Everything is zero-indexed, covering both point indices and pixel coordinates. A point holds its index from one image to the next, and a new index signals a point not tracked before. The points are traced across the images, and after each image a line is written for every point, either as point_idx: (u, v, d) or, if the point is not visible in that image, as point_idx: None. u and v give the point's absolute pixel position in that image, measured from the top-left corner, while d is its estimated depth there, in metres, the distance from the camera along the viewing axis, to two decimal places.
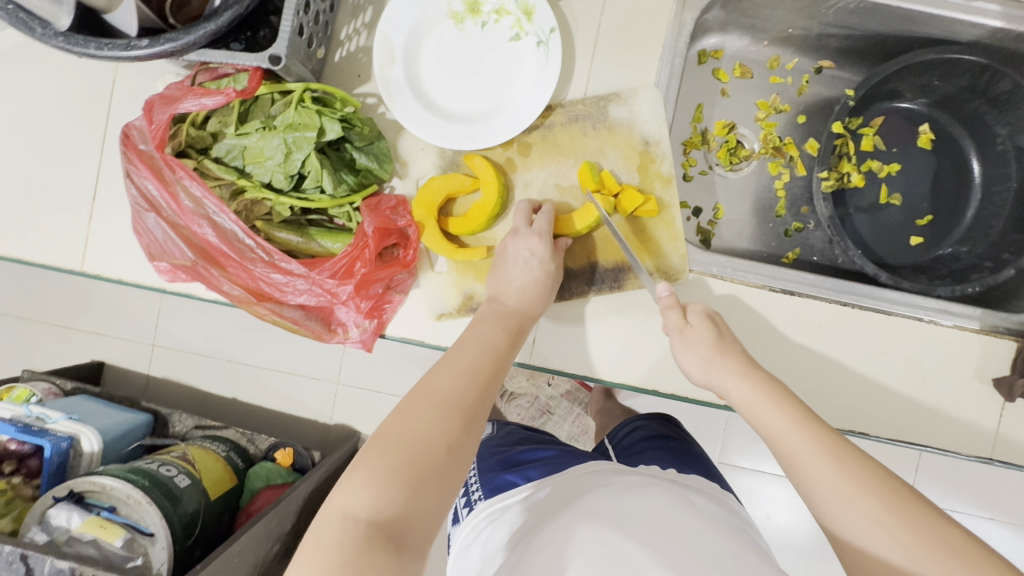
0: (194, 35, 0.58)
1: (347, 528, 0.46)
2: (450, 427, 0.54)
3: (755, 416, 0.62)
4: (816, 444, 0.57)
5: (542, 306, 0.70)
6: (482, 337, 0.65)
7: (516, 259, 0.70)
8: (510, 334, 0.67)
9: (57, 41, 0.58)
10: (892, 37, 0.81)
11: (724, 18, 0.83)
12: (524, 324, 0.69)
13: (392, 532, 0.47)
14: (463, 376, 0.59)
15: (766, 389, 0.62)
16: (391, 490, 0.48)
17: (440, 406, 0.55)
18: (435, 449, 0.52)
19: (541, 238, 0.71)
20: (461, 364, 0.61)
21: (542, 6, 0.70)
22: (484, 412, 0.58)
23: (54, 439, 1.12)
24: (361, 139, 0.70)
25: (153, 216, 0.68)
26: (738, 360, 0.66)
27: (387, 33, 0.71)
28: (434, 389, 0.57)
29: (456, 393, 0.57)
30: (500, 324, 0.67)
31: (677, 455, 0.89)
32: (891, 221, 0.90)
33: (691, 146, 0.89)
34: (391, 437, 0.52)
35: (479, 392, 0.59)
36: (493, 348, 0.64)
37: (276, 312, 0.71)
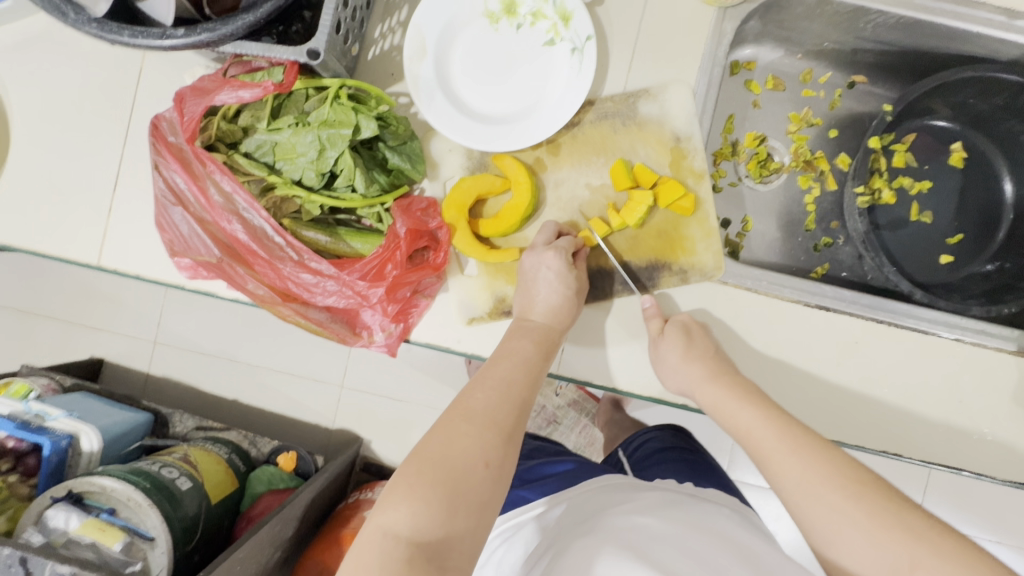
0: (232, 26, 0.57)
1: (387, 548, 0.45)
2: (488, 442, 0.51)
3: (744, 437, 0.62)
4: (789, 449, 0.57)
5: (575, 305, 0.68)
6: (513, 351, 0.63)
7: (548, 272, 0.67)
8: (542, 346, 0.65)
9: (90, 27, 0.56)
10: (928, 55, 0.81)
11: (760, 29, 0.82)
12: (554, 339, 0.66)
13: (434, 553, 0.45)
14: (496, 390, 0.57)
15: (730, 386, 0.65)
16: (429, 508, 0.47)
17: (475, 421, 0.53)
18: (472, 463, 0.49)
19: (556, 253, 0.68)
20: (495, 378, 0.59)
21: (580, 12, 0.69)
22: (521, 426, 0.55)
23: (55, 438, 1.10)
24: (395, 138, 0.68)
25: (180, 210, 0.66)
26: (715, 370, 0.67)
27: (422, 30, 0.70)
28: (467, 404, 0.55)
29: (491, 407, 0.55)
30: (532, 340, 0.65)
31: (693, 468, 0.87)
32: (920, 239, 0.89)
33: (722, 156, 0.88)
34: (428, 455, 0.50)
35: (513, 406, 0.56)
36: (525, 361, 0.62)
37: (301, 313, 0.69)
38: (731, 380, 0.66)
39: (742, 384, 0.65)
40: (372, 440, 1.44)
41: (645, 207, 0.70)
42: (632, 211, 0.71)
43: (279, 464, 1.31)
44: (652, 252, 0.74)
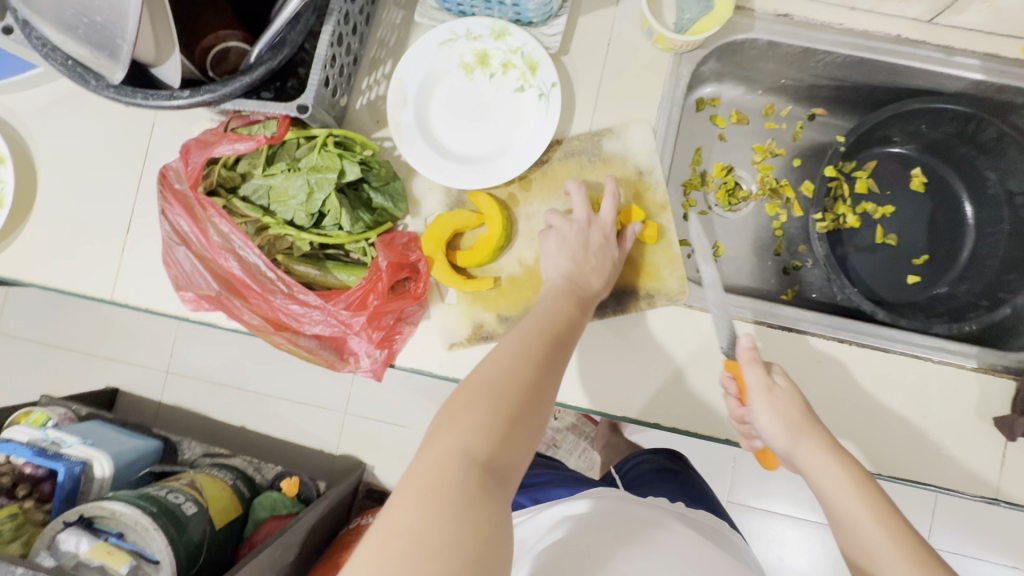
0: (230, 87, 0.64)
1: (462, 465, 0.44)
2: (542, 388, 0.54)
3: (848, 527, 0.58)
4: (905, 558, 0.54)
5: (609, 283, 0.73)
6: (553, 306, 0.66)
7: (573, 241, 0.72)
8: (580, 308, 0.68)
9: (109, 92, 0.62)
10: (879, 89, 0.86)
11: (719, 69, 0.88)
12: (589, 300, 0.70)
13: (499, 473, 0.46)
14: (538, 335, 0.60)
15: (852, 469, 0.62)
16: (494, 430, 0.47)
17: (533, 366, 0.55)
18: (526, 394, 0.52)
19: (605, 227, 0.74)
20: (541, 331, 0.61)
21: (545, 62, 0.76)
22: (563, 378, 0.58)
23: (68, 464, 1.16)
24: (378, 180, 0.74)
25: (183, 249, 0.73)
26: (831, 450, 0.64)
27: (401, 81, 0.77)
28: (525, 348, 0.57)
29: (543, 356, 0.57)
30: (569, 297, 0.68)
31: (683, 488, 0.89)
32: (888, 260, 0.93)
33: (691, 187, 0.93)
34: (493, 386, 0.51)
35: (560, 360, 0.59)
36: (567, 314, 0.65)
37: (292, 341, 0.75)
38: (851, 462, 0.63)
39: (865, 474, 0.62)
40: (375, 465, 1.48)
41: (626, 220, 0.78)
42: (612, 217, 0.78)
43: (282, 490, 1.36)
44: (621, 277, 0.78)
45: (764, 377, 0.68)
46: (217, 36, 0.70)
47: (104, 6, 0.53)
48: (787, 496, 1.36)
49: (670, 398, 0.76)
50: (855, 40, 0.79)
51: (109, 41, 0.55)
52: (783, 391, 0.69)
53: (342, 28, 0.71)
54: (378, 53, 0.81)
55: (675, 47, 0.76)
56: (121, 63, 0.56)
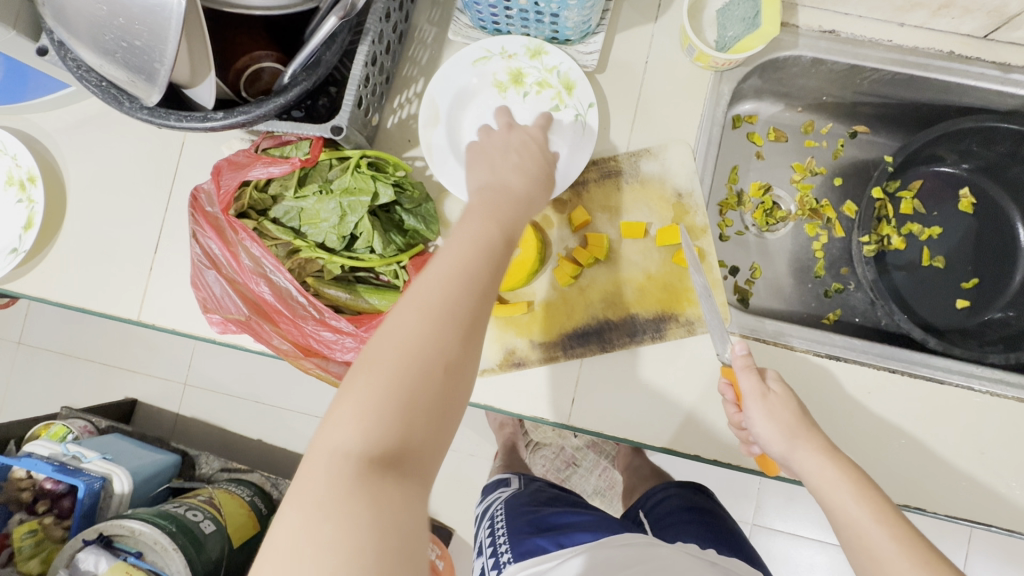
0: (264, 108, 0.62)
1: (340, 466, 0.38)
2: (449, 341, 0.43)
3: (849, 529, 0.55)
4: (915, 562, 0.51)
5: (543, 190, 0.61)
6: (466, 232, 0.50)
7: (507, 146, 0.65)
8: (505, 228, 0.53)
9: (142, 114, 0.61)
10: (927, 106, 0.83)
11: (759, 86, 0.85)
12: (524, 210, 0.57)
13: (394, 461, 0.39)
14: (455, 277, 0.46)
15: (849, 470, 0.59)
16: (382, 417, 0.40)
17: (428, 313, 0.44)
18: (431, 363, 0.42)
19: (531, 137, 0.67)
20: (449, 263, 0.47)
21: (582, 82, 0.74)
22: (487, 316, 0.47)
23: (88, 479, 1.14)
24: (411, 203, 0.73)
25: (213, 273, 0.72)
26: (827, 454, 0.60)
27: (434, 99, 0.75)
28: (426, 301, 0.45)
29: (448, 298, 0.45)
30: (485, 217, 0.53)
31: (714, 533, 0.82)
32: (934, 284, 0.89)
33: (727, 207, 0.90)
34: (374, 360, 0.42)
35: (475, 288, 0.46)
36: (488, 245, 0.50)
37: (321, 366, 0.73)
38: (848, 466, 0.59)
39: (862, 476, 0.59)
40: None
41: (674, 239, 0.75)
42: (630, 228, 0.75)
43: None
44: (657, 302, 0.76)
45: (761, 384, 0.63)
46: (251, 57, 0.68)
47: (143, 29, 0.51)
48: (817, 520, 1.31)
49: (711, 429, 0.73)
50: (904, 57, 0.76)
51: (147, 64, 0.53)
52: (778, 392, 0.64)
53: (377, 47, 0.69)
54: (410, 71, 0.80)
55: (716, 65, 0.74)
56: (158, 86, 0.55)
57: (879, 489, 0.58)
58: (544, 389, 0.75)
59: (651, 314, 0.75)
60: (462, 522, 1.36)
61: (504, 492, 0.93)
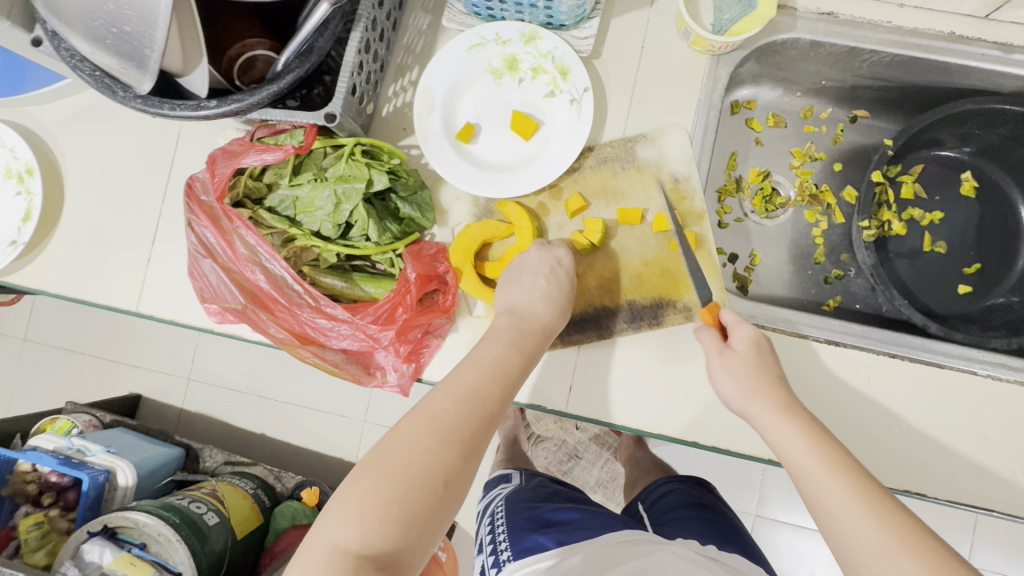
0: (258, 96, 0.62)
1: (336, 563, 0.46)
2: (451, 460, 0.53)
3: (804, 483, 0.57)
4: (866, 508, 0.53)
5: (563, 317, 0.71)
6: (485, 355, 0.65)
7: (538, 267, 0.71)
8: (519, 348, 0.66)
9: (136, 103, 0.61)
10: (927, 89, 0.82)
11: (757, 71, 0.84)
12: (539, 344, 0.68)
13: (384, 562, 0.47)
14: (466, 404, 0.58)
15: (802, 424, 0.61)
16: (382, 526, 0.48)
17: (437, 423, 0.55)
18: (433, 478, 0.52)
19: (568, 250, 0.74)
20: (465, 389, 0.60)
21: (577, 66, 0.73)
22: (484, 439, 0.57)
23: (92, 472, 1.16)
24: (406, 189, 0.72)
25: (209, 262, 0.72)
26: (783, 410, 0.62)
27: (428, 86, 0.75)
28: (436, 419, 0.56)
29: (457, 418, 0.57)
30: (509, 340, 0.66)
31: (715, 529, 0.81)
32: (936, 269, 0.88)
33: (726, 193, 0.89)
34: (385, 465, 0.52)
35: (479, 419, 0.58)
36: (503, 373, 0.63)
37: (318, 355, 0.73)
38: (801, 418, 0.62)
39: (814, 427, 0.61)
40: None
41: (673, 224, 0.74)
42: (628, 215, 0.75)
43: (302, 500, 1.31)
44: (655, 289, 0.75)
45: (719, 342, 0.69)
46: (244, 45, 0.68)
47: (132, 15, 0.51)
48: None
49: (710, 417, 0.73)
50: (904, 38, 0.75)
51: (137, 50, 0.53)
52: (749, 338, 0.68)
53: (370, 33, 0.68)
54: (405, 58, 0.79)
55: (712, 48, 0.73)
56: (149, 72, 0.55)
57: (829, 436, 0.60)
58: (540, 377, 0.75)
59: (649, 301, 0.75)
60: (464, 514, 1.37)
61: (505, 488, 0.93)
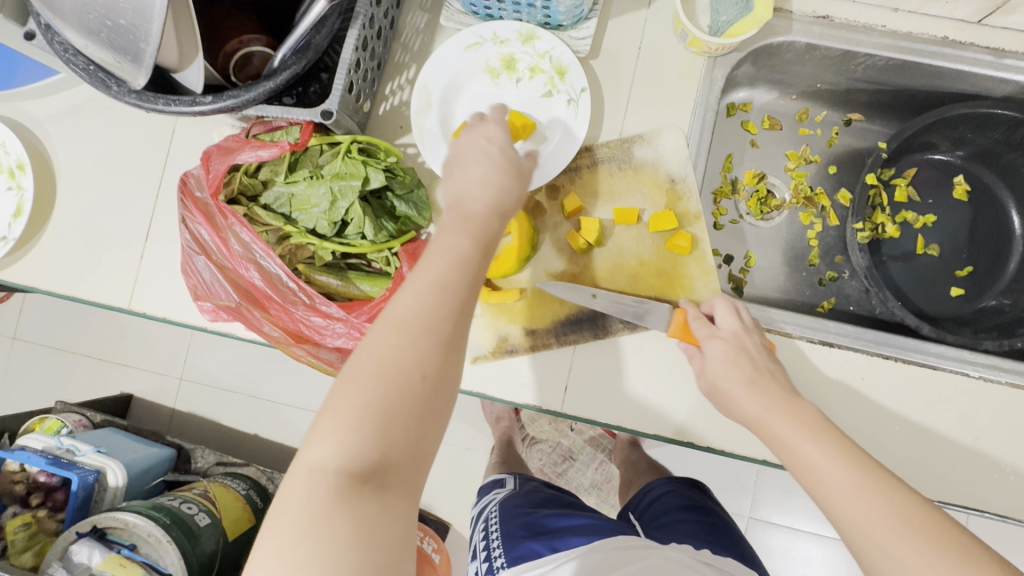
0: (254, 92, 0.61)
1: (318, 483, 0.42)
2: (423, 352, 0.46)
3: (805, 474, 0.55)
4: (860, 485, 0.51)
5: (514, 193, 0.59)
6: (445, 244, 0.52)
7: (473, 151, 0.60)
8: (479, 236, 0.54)
9: (130, 98, 0.60)
10: (921, 93, 0.82)
11: (753, 73, 0.84)
12: (490, 224, 0.55)
13: (372, 475, 0.42)
14: (431, 294, 0.48)
15: (786, 407, 0.59)
16: (360, 435, 0.43)
17: (401, 323, 0.47)
18: (409, 375, 0.45)
19: (496, 124, 0.63)
20: (426, 278, 0.49)
21: (574, 66, 0.73)
22: (464, 325, 0.49)
23: (82, 472, 1.15)
24: (403, 188, 0.72)
25: (203, 259, 0.72)
26: (768, 399, 0.60)
27: (425, 84, 0.75)
28: (397, 319, 0.47)
29: (423, 312, 0.47)
30: (458, 228, 0.53)
31: (706, 532, 0.81)
32: (929, 272, 0.89)
33: (721, 195, 0.90)
34: (354, 373, 0.45)
35: (450, 309, 0.48)
36: (460, 259, 0.51)
37: (312, 353, 0.73)
38: (786, 401, 0.60)
39: (795, 404, 0.60)
40: None
41: (669, 225, 0.74)
42: (624, 214, 0.75)
43: None
44: (651, 289, 0.75)
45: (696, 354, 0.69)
46: (241, 41, 0.68)
47: (128, 8, 0.51)
48: (813, 512, 1.31)
49: (705, 418, 0.73)
50: (898, 42, 0.75)
51: (132, 44, 0.53)
52: (727, 333, 0.67)
53: (367, 31, 0.68)
54: (402, 57, 0.79)
55: (709, 50, 0.73)
56: (144, 67, 0.54)
57: (811, 411, 0.59)
58: (535, 376, 0.75)
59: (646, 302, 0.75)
60: (458, 516, 1.36)
61: (499, 493, 0.93)
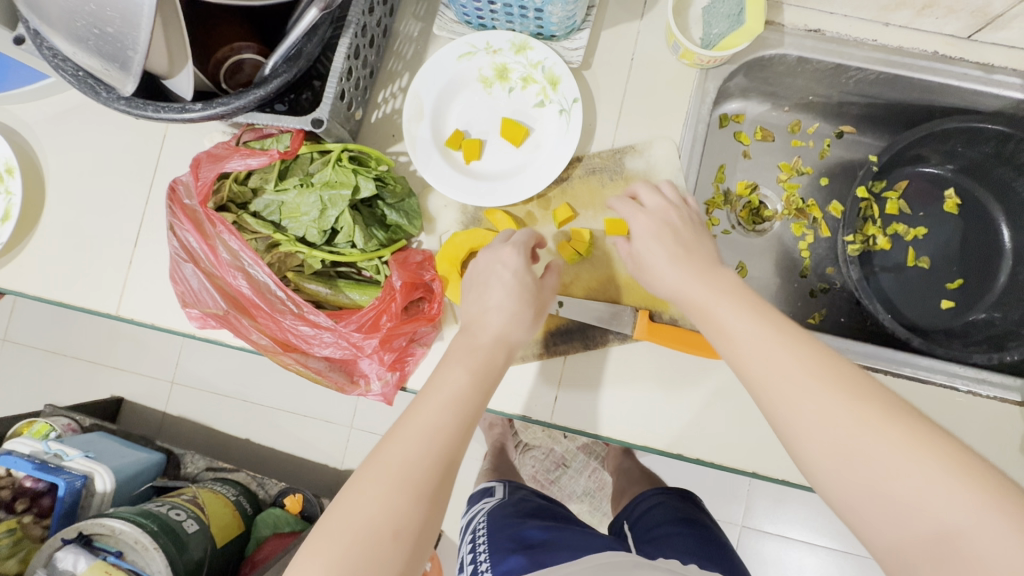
0: (243, 100, 0.61)
1: None
2: (401, 511, 0.48)
3: (720, 339, 0.54)
4: (764, 327, 0.51)
5: (525, 324, 0.64)
6: (445, 384, 0.56)
7: (490, 278, 0.65)
8: (479, 375, 0.58)
9: (119, 104, 0.60)
10: (912, 106, 0.83)
11: (746, 85, 0.85)
12: (495, 360, 0.60)
13: None
14: (415, 443, 0.51)
15: (695, 269, 0.60)
16: None
17: (384, 475, 0.50)
18: (379, 531, 0.47)
19: (515, 249, 0.67)
20: (416, 425, 0.53)
21: (567, 77, 0.73)
22: (445, 481, 0.51)
23: (69, 477, 1.14)
24: (394, 197, 0.72)
25: (191, 266, 0.71)
26: (680, 260, 0.61)
27: (417, 93, 0.75)
28: (382, 468, 0.50)
29: (407, 463, 0.50)
30: (465, 365, 0.58)
31: (697, 545, 0.81)
32: (920, 284, 0.89)
33: (714, 205, 0.90)
34: (332, 525, 0.48)
35: (434, 460, 0.51)
36: (457, 399, 0.55)
37: (301, 362, 0.72)
38: (695, 262, 0.60)
39: (708, 268, 0.60)
40: None
41: None
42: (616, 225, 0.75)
43: (285, 506, 1.29)
44: (641, 300, 0.75)
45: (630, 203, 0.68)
46: (231, 49, 0.68)
47: (115, 16, 0.51)
48: (806, 521, 1.30)
49: (695, 429, 0.73)
50: (889, 56, 0.76)
51: (120, 52, 0.53)
52: (653, 211, 0.66)
53: (359, 40, 0.68)
54: (395, 65, 0.79)
55: (701, 62, 0.74)
56: (132, 75, 0.54)
57: (724, 274, 0.59)
58: (525, 386, 0.75)
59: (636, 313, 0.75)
60: (450, 523, 1.35)
61: (489, 502, 0.92)
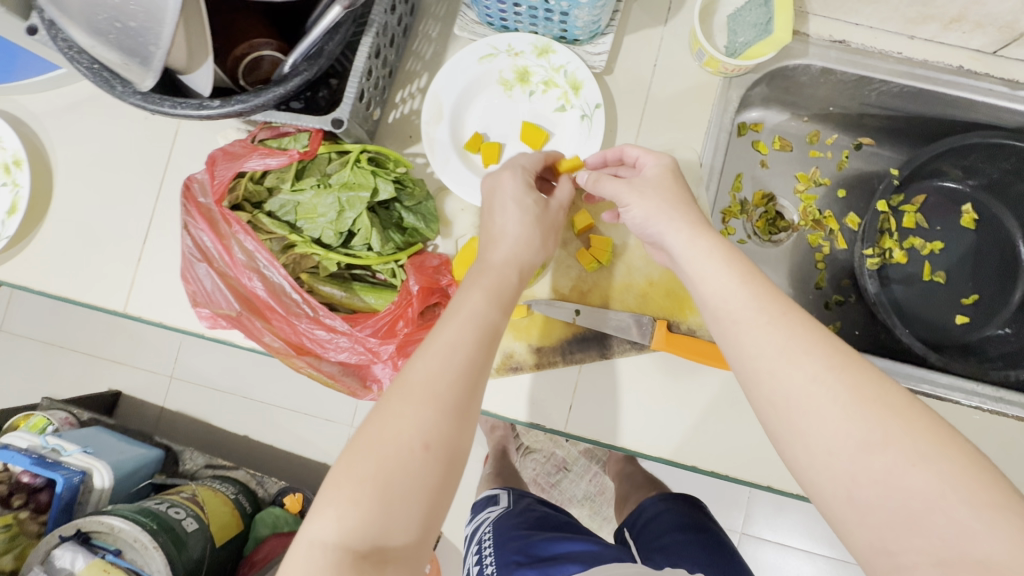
0: (263, 97, 0.59)
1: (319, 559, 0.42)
2: (426, 421, 0.46)
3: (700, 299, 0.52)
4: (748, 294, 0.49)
5: (536, 249, 0.62)
6: (462, 305, 0.54)
7: (496, 204, 0.64)
8: (494, 293, 0.56)
9: (134, 99, 0.58)
10: (933, 120, 0.82)
11: (767, 94, 0.84)
12: (504, 283, 0.58)
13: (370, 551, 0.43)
14: (439, 358, 0.50)
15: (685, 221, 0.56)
16: (359, 509, 0.43)
17: (411, 393, 0.48)
18: (409, 444, 0.45)
19: (516, 176, 0.65)
20: (437, 342, 0.51)
21: (590, 82, 0.72)
22: (470, 396, 0.50)
23: (67, 473, 1.12)
24: (411, 199, 0.71)
25: (204, 266, 0.70)
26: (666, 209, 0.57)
27: (437, 94, 0.74)
28: (405, 387, 0.48)
29: (431, 380, 0.48)
30: (483, 287, 0.56)
31: (709, 556, 0.79)
32: (935, 299, 0.89)
33: (730, 214, 0.89)
34: (359, 445, 0.46)
35: (457, 375, 0.49)
36: (477, 320, 0.53)
37: (314, 365, 0.71)
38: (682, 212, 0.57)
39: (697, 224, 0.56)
40: None
41: None
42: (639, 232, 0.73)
43: (285, 505, 1.27)
44: (660, 309, 0.74)
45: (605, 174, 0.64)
46: (251, 45, 0.66)
47: (139, 10, 0.49)
48: (805, 530, 1.30)
49: (708, 441, 0.72)
50: (913, 69, 0.75)
51: (142, 47, 0.51)
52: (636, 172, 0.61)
53: (380, 39, 0.67)
54: (414, 65, 0.78)
55: (725, 71, 0.73)
56: (153, 70, 0.53)
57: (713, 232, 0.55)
58: (539, 395, 0.74)
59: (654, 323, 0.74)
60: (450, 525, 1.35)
61: (494, 510, 0.92)
